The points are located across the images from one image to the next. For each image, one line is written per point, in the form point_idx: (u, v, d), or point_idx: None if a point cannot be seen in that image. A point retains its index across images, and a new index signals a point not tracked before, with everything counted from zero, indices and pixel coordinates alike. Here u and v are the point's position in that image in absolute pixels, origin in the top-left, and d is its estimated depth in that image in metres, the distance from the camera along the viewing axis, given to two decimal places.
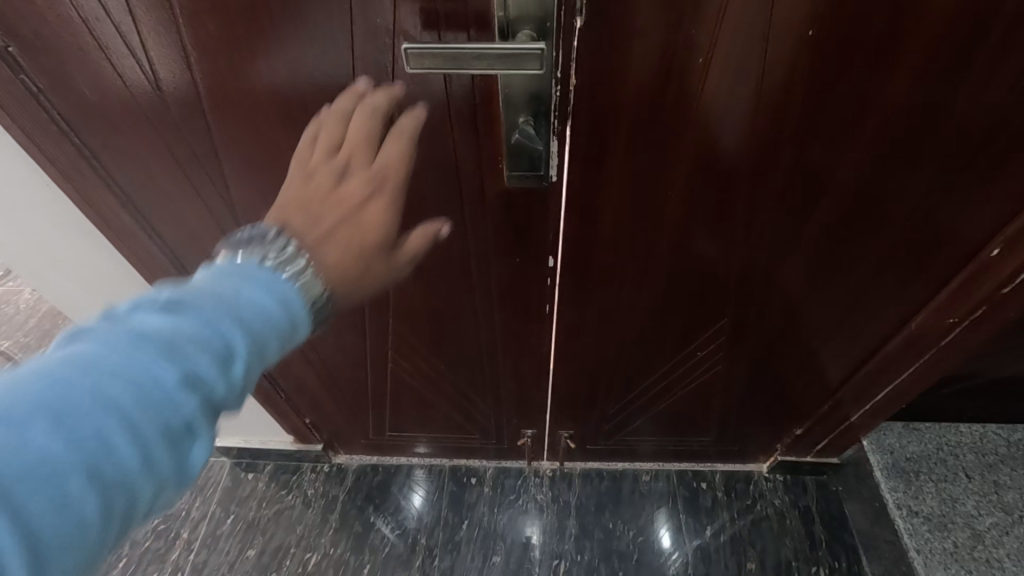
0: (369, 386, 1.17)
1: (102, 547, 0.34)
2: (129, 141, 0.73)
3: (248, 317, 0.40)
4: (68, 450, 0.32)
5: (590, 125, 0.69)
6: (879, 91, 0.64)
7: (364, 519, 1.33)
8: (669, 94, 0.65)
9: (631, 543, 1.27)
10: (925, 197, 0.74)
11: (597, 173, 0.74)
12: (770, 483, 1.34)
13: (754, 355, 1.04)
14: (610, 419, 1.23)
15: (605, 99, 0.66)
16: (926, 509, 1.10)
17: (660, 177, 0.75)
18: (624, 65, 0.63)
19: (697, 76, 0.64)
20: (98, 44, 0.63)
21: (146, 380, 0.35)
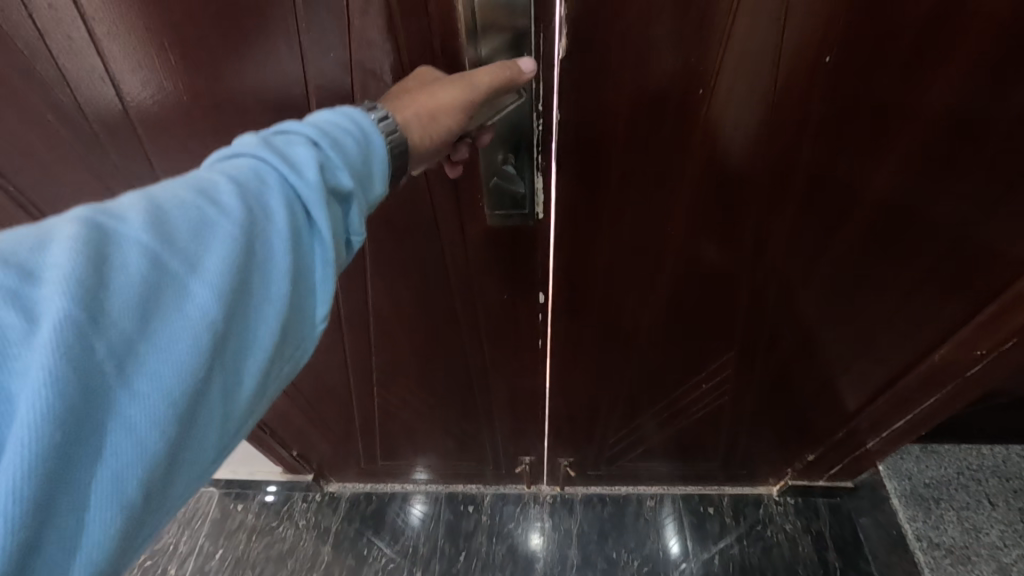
0: (358, 417, 1.12)
1: (270, 318, 0.35)
2: (79, 182, 0.68)
3: (344, 122, 0.41)
4: (224, 211, 0.34)
5: (582, 156, 0.63)
6: (905, 117, 0.58)
7: (358, 550, 1.28)
8: (668, 124, 0.60)
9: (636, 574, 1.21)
10: (953, 226, 0.67)
11: (590, 205, 0.69)
12: (781, 507, 1.28)
13: (763, 382, 0.98)
14: (612, 446, 1.17)
15: (597, 130, 0.60)
16: (948, 540, 1.04)
17: (660, 208, 0.69)
18: (618, 95, 0.57)
19: (699, 104, 0.58)
20: (31, 88, 0.58)
21: (272, 161, 0.37)
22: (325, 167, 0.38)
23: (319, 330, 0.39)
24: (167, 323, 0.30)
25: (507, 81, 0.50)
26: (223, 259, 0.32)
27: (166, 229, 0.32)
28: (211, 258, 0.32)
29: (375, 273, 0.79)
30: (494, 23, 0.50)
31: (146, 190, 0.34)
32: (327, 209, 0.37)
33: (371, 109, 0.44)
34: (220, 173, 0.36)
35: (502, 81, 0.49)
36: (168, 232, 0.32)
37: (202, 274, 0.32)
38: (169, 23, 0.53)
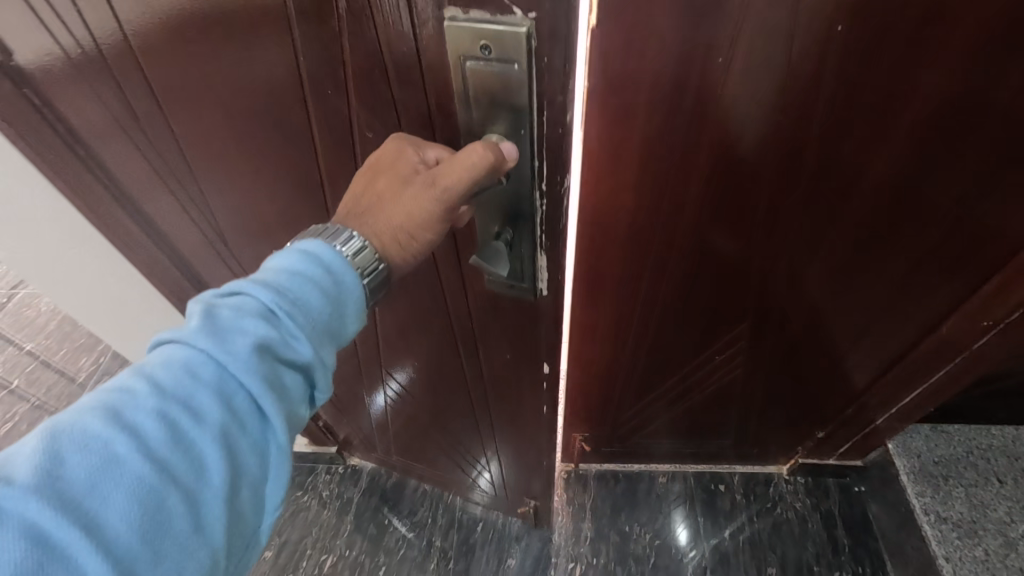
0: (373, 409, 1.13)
1: (196, 529, 0.37)
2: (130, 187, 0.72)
3: (295, 273, 0.43)
4: (152, 430, 0.37)
5: (602, 121, 0.67)
6: (910, 89, 0.60)
7: (379, 520, 1.33)
8: (687, 96, 0.63)
9: (646, 548, 1.25)
10: (957, 200, 0.70)
11: (610, 171, 0.72)
12: (790, 486, 1.30)
13: (774, 359, 1.01)
14: (626, 422, 1.21)
15: (620, 97, 0.64)
16: (955, 514, 1.07)
17: (677, 181, 0.72)
18: (640, 65, 0.61)
19: (716, 78, 0.61)
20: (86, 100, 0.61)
21: (207, 354, 0.39)
22: (261, 343, 0.40)
23: (263, 513, 0.42)
24: (74, 572, 0.32)
25: (488, 171, 0.45)
26: (143, 487, 0.35)
27: (84, 460, 0.34)
28: (120, 496, 0.35)
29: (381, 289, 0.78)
30: (488, 87, 0.43)
31: (69, 412, 0.37)
32: (266, 404, 0.40)
33: (341, 241, 0.45)
34: (150, 377, 0.38)
35: (483, 172, 0.45)
36: (90, 467, 0.34)
37: (111, 509, 0.34)
38: (198, 47, 0.51)
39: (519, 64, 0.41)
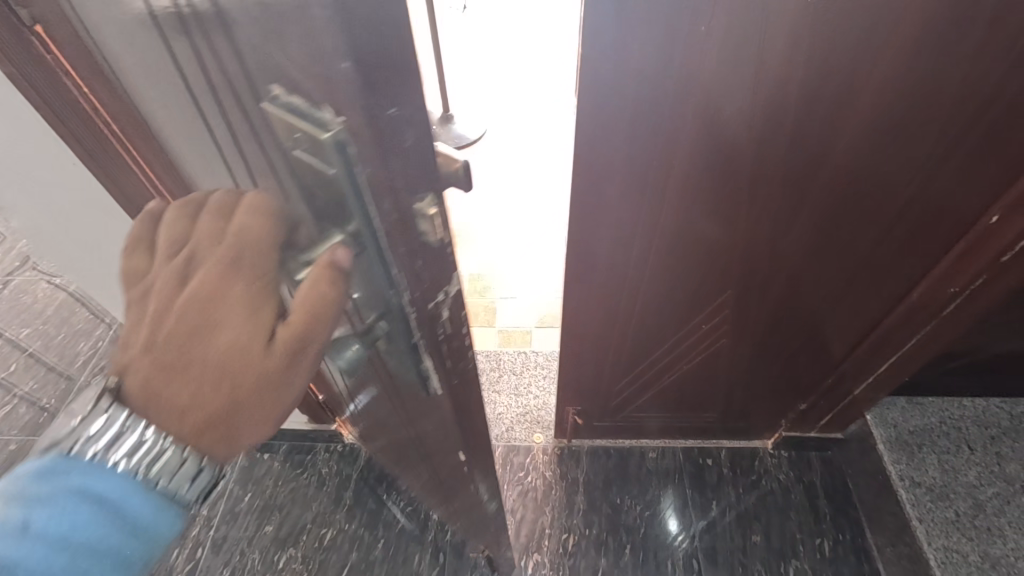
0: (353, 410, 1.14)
1: None
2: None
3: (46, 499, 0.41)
4: None
5: (592, 102, 0.70)
6: (876, 60, 0.65)
7: (377, 496, 1.36)
8: (671, 69, 0.66)
9: (637, 518, 1.30)
10: (921, 168, 0.76)
11: (600, 153, 0.75)
12: (775, 460, 1.36)
13: (758, 329, 1.07)
14: (618, 396, 1.26)
15: (610, 81, 0.67)
16: (929, 479, 1.13)
17: (665, 160, 0.76)
18: (626, 35, 0.63)
19: (700, 56, 0.64)
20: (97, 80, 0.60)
21: None
22: None
23: None
24: None
25: (332, 302, 0.42)
26: None
27: None
28: None
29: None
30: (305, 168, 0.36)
31: None
32: None
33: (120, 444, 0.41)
34: None
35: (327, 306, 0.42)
36: None
37: None
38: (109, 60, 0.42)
39: (332, 168, 0.35)
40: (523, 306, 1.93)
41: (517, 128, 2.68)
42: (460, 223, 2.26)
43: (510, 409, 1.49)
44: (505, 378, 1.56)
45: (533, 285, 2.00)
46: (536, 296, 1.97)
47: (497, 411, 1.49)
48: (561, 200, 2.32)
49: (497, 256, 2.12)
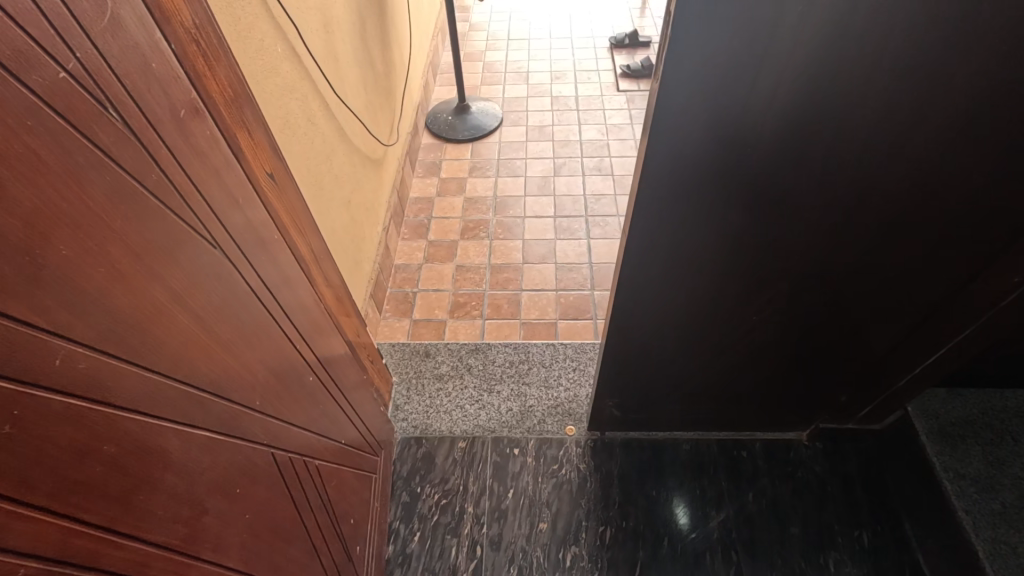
0: (339, 416, 1.02)
1: None
2: (229, 139, 0.69)
3: None
4: None
5: (676, 97, 0.65)
6: (963, 60, 0.62)
7: (411, 489, 1.34)
8: (754, 61, 0.62)
9: (673, 511, 1.29)
10: (994, 165, 0.74)
11: (672, 148, 0.72)
12: (810, 451, 1.35)
13: (804, 324, 1.06)
14: (656, 389, 1.25)
15: (694, 69, 0.63)
16: (972, 471, 1.18)
17: (741, 150, 0.72)
18: (718, 23, 0.59)
19: (790, 44, 0.61)
20: (155, 57, 0.55)
21: None
22: None
23: None
24: None
25: None
26: None
27: None
28: None
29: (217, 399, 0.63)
30: None
31: None
32: None
33: None
34: None
35: None
36: None
37: None
38: None
39: None
40: (547, 299, 1.92)
41: (533, 120, 2.65)
42: (479, 215, 2.24)
43: (541, 403, 1.48)
44: (534, 371, 1.55)
45: (556, 278, 1.99)
46: (561, 289, 1.95)
47: (528, 403, 1.48)
48: (580, 191, 2.30)
49: (518, 248, 2.10)
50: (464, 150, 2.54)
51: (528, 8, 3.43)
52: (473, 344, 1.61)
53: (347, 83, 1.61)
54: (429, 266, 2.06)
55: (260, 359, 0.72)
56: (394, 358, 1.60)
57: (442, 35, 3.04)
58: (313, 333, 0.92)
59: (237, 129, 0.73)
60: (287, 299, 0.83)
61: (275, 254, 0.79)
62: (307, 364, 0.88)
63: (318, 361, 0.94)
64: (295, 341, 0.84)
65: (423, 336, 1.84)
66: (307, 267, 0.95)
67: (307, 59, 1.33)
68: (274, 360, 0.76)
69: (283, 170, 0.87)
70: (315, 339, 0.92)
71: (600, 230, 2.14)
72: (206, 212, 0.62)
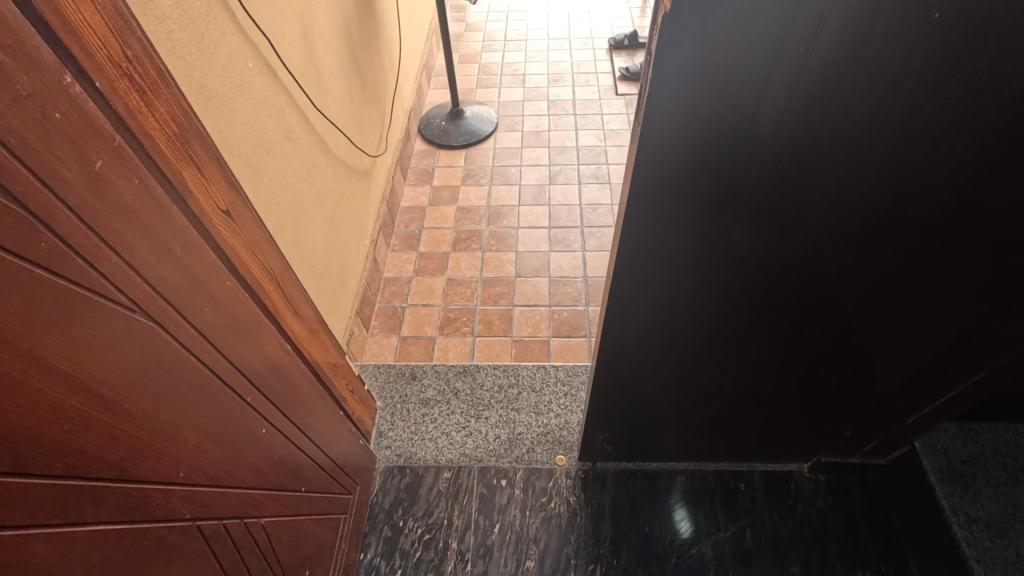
0: (302, 459, 0.95)
1: None
2: (172, 180, 0.63)
3: None
4: None
5: (663, 133, 0.59)
6: (985, 102, 0.56)
7: (393, 522, 1.29)
8: (750, 98, 0.55)
9: (676, 518, 1.27)
10: (1014, 208, 0.68)
11: (661, 185, 0.65)
12: (811, 484, 1.28)
13: (807, 359, 1.00)
14: (650, 421, 1.19)
15: (683, 98, 0.55)
16: (984, 515, 1.15)
17: (737, 187, 0.65)
18: (710, 57, 0.51)
19: (791, 79, 0.54)
20: (84, 104, 0.49)
21: None
22: None
23: None
24: None
25: None
26: None
27: None
28: None
29: (146, 477, 0.56)
30: None
31: None
32: None
33: None
34: None
35: None
36: None
37: None
38: None
39: None
40: (540, 314, 1.86)
41: (529, 125, 2.58)
42: (471, 226, 2.18)
43: (531, 429, 1.42)
44: (524, 395, 1.49)
45: (550, 292, 1.92)
46: (554, 304, 1.89)
47: (517, 431, 1.42)
48: (576, 200, 2.23)
49: (511, 260, 2.04)
50: (457, 156, 2.47)
51: (524, 8, 3.35)
52: (461, 366, 1.55)
53: (329, 93, 1.55)
54: (419, 279, 1.99)
55: (203, 416, 0.66)
56: (379, 381, 1.54)
57: (436, 36, 2.96)
58: (274, 375, 0.86)
59: (183, 165, 0.66)
60: (246, 346, 0.77)
61: (232, 299, 0.73)
62: (263, 410, 0.81)
63: (280, 403, 0.87)
64: (252, 389, 0.78)
65: (412, 354, 1.78)
66: (274, 304, 0.90)
67: (282, 72, 1.26)
68: (223, 417, 0.70)
69: (242, 203, 0.81)
70: (277, 381, 0.86)
71: (597, 241, 2.08)
72: (146, 261, 0.56)
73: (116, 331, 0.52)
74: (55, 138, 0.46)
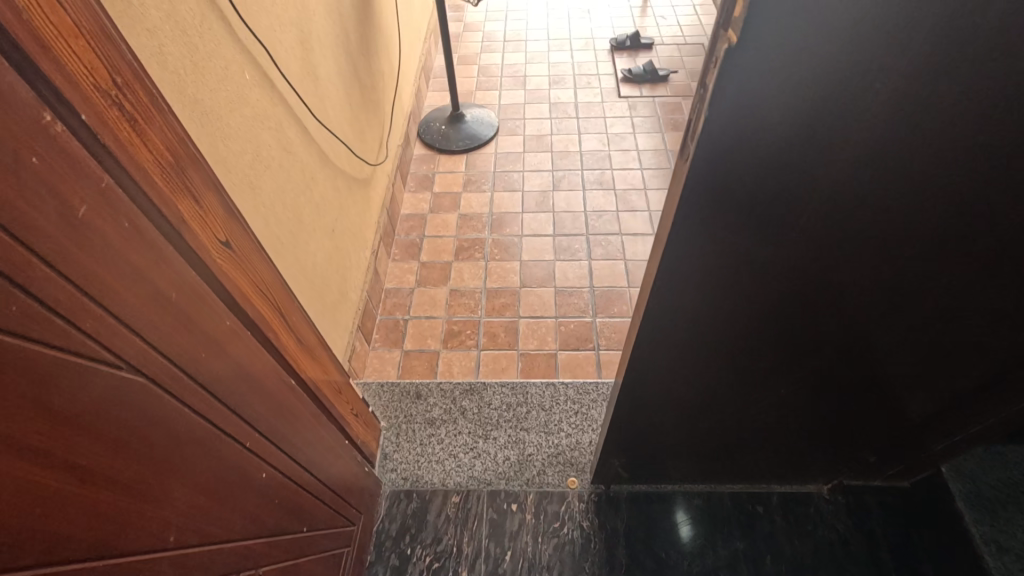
0: (304, 497, 0.90)
1: None
2: (169, 216, 0.58)
3: None
4: None
5: (713, 185, 0.54)
6: None
7: (400, 550, 1.24)
8: (812, 151, 0.50)
9: (676, 520, 1.26)
10: None
11: (705, 237, 0.60)
12: (831, 506, 1.25)
13: (839, 391, 0.95)
14: (667, 446, 1.14)
15: (740, 131, 0.49)
16: (1018, 545, 1.09)
17: (787, 239, 0.60)
18: (772, 108, 0.47)
19: (859, 134, 0.49)
20: (69, 145, 0.44)
21: None
22: None
23: None
24: None
25: None
26: None
27: None
28: None
29: (133, 548, 0.52)
30: None
31: None
32: None
33: None
34: None
35: None
36: None
37: None
38: None
39: None
40: (546, 326, 1.81)
41: (531, 129, 2.53)
42: (474, 234, 2.12)
43: (541, 450, 1.37)
44: (533, 415, 1.44)
45: (556, 303, 1.87)
46: (560, 315, 1.84)
47: (527, 451, 1.37)
48: (580, 207, 2.18)
49: (515, 269, 1.99)
50: (458, 161, 2.42)
51: (523, 8, 3.29)
52: (467, 384, 1.50)
53: (329, 102, 1.49)
54: (421, 290, 1.94)
55: (199, 470, 0.61)
56: (383, 400, 1.49)
57: (435, 36, 2.90)
58: (276, 413, 0.81)
59: (180, 197, 0.61)
60: (245, 388, 0.71)
61: (231, 339, 0.68)
62: (263, 453, 0.76)
63: (281, 443, 0.82)
64: (251, 432, 0.73)
65: (415, 369, 1.73)
66: (276, 336, 0.84)
67: (280, 82, 1.21)
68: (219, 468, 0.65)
69: (241, 231, 0.75)
70: (278, 420, 0.81)
71: (602, 249, 2.03)
72: (135, 310, 0.51)
73: (100, 393, 0.47)
74: (31, 187, 0.41)
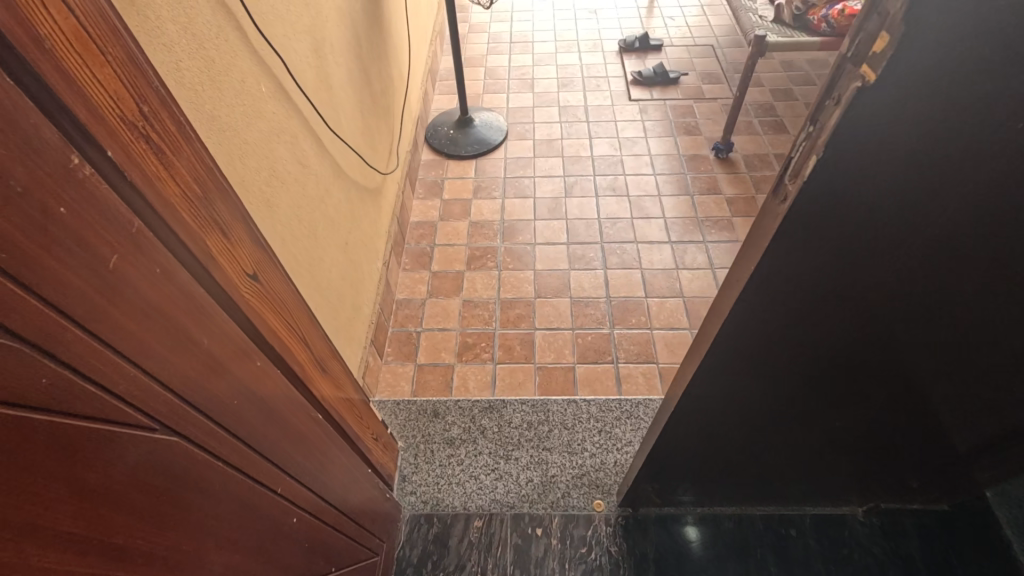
0: (330, 535, 0.86)
1: None
2: (197, 256, 0.53)
3: None
4: None
5: (807, 228, 0.49)
6: None
7: None
8: (922, 198, 0.46)
9: (685, 531, 1.24)
10: None
11: (788, 279, 0.55)
12: (866, 529, 1.21)
13: (895, 428, 0.90)
14: (701, 471, 1.10)
15: (854, 174, 0.44)
16: None
17: (874, 285, 0.56)
18: (891, 152, 0.42)
19: (979, 182, 0.45)
20: (100, 189, 0.39)
21: None
22: None
23: None
24: None
25: None
26: None
27: None
28: None
29: None
30: None
31: None
32: None
33: None
34: None
35: None
36: None
37: None
38: None
39: None
40: (562, 339, 1.77)
41: (541, 133, 2.48)
42: (485, 242, 2.08)
43: (565, 471, 1.33)
44: (555, 433, 1.40)
45: (572, 314, 1.83)
46: (577, 327, 1.80)
47: (550, 472, 1.33)
48: (594, 214, 2.14)
49: (529, 279, 1.94)
50: (467, 167, 2.37)
51: (529, 8, 3.23)
52: (487, 401, 1.46)
53: (341, 111, 1.44)
54: (434, 301, 1.89)
55: (231, 527, 0.56)
56: (399, 419, 1.45)
57: (440, 38, 2.85)
58: (304, 451, 0.76)
59: (209, 232, 0.56)
60: (274, 431, 0.67)
61: (260, 380, 0.63)
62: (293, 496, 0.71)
63: (309, 482, 0.78)
64: (280, 475, 0.68)
65: (430, 384, 1.68)
66: (302, 368, 0.80)
67: (295, 93, 1.16)
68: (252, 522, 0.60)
69: (266, 260, 0.71)
70: (305, 458, 0.77)
71: (618, 258, 1.99)
72: (167, 364, 0.46)
73: (135, 462, 0.43)
74: (60, 240, 0.36)
